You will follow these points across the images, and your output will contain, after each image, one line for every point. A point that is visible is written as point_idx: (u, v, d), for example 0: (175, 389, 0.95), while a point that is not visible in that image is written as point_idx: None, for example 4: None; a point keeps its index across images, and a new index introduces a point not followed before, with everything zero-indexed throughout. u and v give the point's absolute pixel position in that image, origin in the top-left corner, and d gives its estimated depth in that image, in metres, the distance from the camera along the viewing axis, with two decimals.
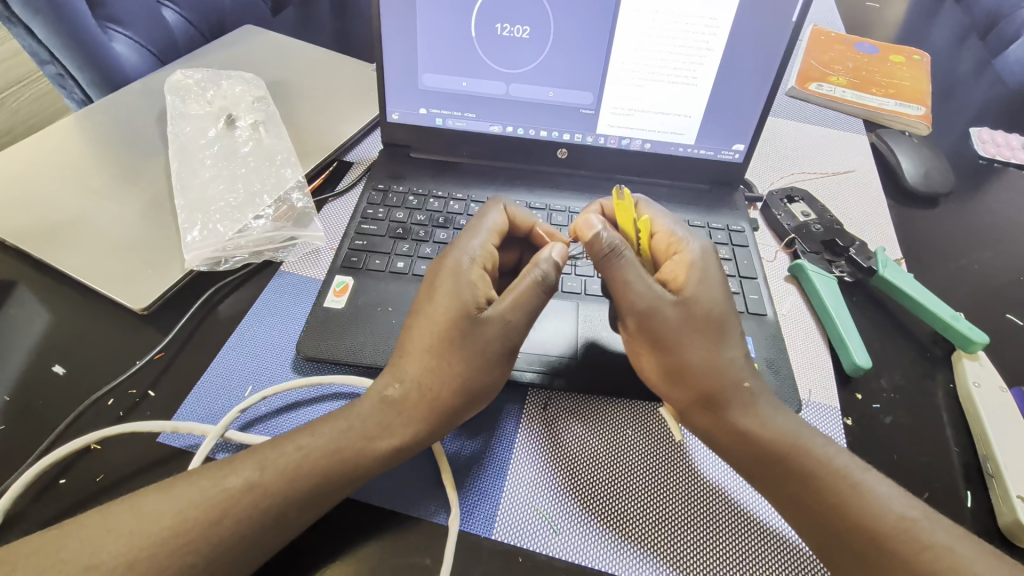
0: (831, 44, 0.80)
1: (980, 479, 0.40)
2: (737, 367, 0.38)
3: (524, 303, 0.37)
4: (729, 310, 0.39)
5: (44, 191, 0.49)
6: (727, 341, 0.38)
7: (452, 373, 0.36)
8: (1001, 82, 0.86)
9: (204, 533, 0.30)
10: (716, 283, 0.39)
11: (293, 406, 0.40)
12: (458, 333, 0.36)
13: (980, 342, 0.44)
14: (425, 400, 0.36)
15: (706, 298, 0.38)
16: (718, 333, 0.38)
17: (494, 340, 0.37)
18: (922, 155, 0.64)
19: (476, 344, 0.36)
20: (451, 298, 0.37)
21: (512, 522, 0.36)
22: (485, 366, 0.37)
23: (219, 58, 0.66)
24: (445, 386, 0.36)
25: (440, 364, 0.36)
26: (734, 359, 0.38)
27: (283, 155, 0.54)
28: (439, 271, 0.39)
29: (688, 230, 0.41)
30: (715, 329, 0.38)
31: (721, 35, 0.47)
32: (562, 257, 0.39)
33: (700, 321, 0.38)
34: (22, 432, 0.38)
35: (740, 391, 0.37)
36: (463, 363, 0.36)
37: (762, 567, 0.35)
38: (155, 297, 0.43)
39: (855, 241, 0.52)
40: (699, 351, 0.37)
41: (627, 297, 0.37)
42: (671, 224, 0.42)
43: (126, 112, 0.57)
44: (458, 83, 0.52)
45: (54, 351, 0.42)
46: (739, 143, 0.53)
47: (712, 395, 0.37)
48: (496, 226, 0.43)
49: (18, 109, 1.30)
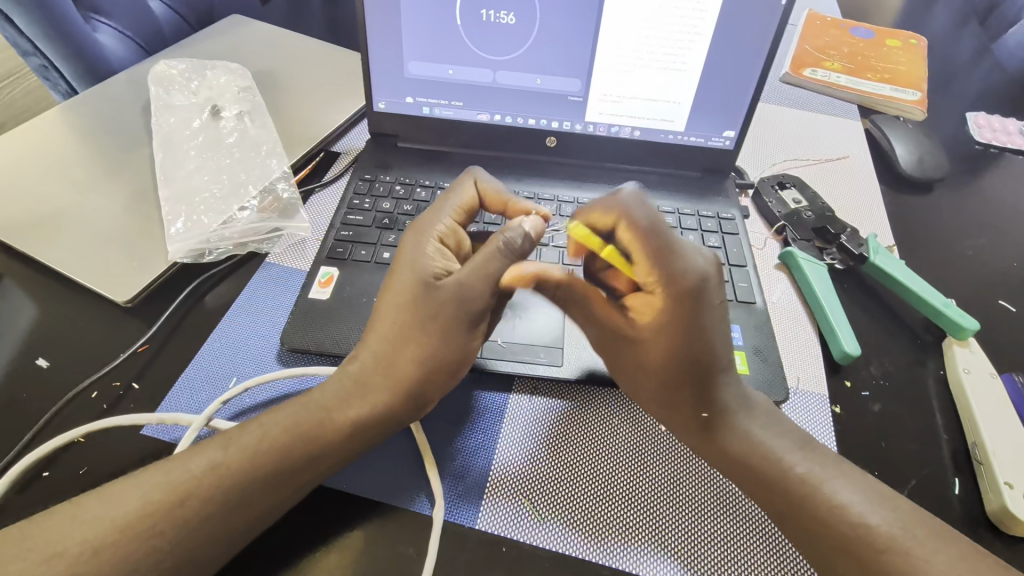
0: (827, 29, 0.79)
1: (969, 466, 0.39)
2: (704, 400, 0.37)
3: (479, 280, 0.37)
4: (700, 350, 0.37)
5: (27, 185, 0.49)
6: (701, 370, 0.37)
7: (412, 343, 0.37)
8: (1000, 67, 0.85)
9: (180, 527, 0.29)
10: (697, 319, 0.37)
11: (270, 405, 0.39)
12: (419, 304, 0.37)
13: (971, 329, 0.44)
14: (395, 377, 0.36)
15: (664, 340, 0.37)
16: (691, 367, 0.37)
17: (451, 314, 0.37)
18: (916, 141, 0.63)
19: (432, 311, 0.37)
20: (409, 269, 0.38)
21: (498, 510, 0.36)
22: (443, 333, 0.37)
23: (207, 48, 0.65)
24: (409, 360, 0.37)
25: (400, 336, 0.37)
26: (700, 383, 0.37)
27: (268, 145, 0.53)
28: (411, 247, 0.39)
29: (680, 256, 0.37)
30: (681, 364, 0.37)
31: (710, 18, 0.46)
32: (537, 229, 0.40)
33: (656, 357, 0.38)
34: (5, 425, 0.38)
35: (699, 424, 0.37)
36: (419, 331, 0.37)
37: (755, 569, 0.34)
38: (139, 290, 0.43)
39: (846, 228, 0.51)
40: (650, 381, 0.38)
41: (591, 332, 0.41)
42: (656, 252, 0.37)
43: (111, 103, 0.57)
44: (445, 71, 0.51)
45: (38, 344, 0.41)
46: (730, 130, 0.52)
47: (665, 417, 0.39)
48: (463, 204, 0.43)
49: (12, 102, 1.30)
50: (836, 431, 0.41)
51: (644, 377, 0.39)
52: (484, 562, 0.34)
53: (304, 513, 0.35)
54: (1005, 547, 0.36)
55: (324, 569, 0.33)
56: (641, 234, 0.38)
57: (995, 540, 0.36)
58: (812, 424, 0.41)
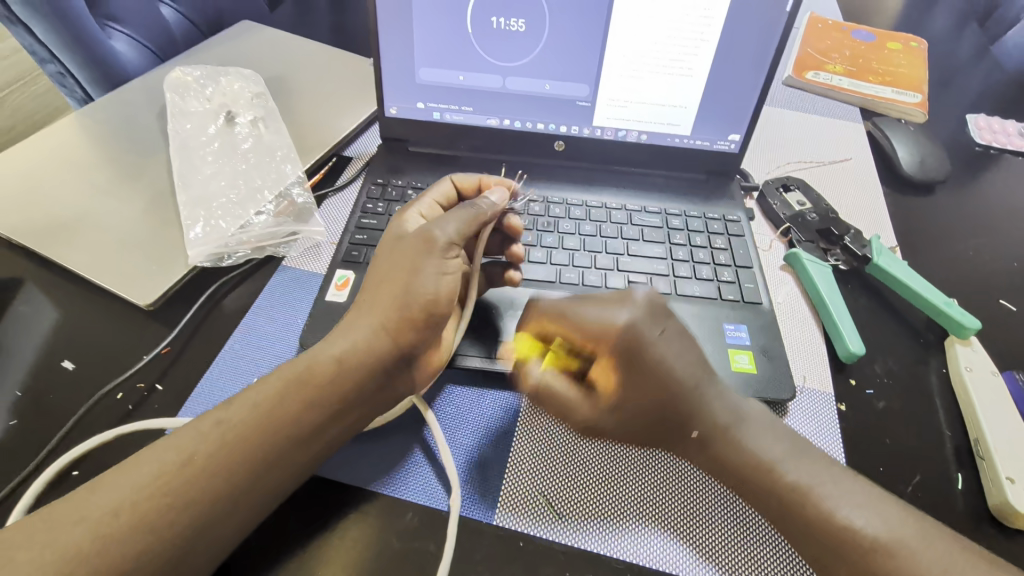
0: (828, 32, 0.80)
1: (972, 462, 0.40)
2: (689, 419, 0.36)
3: (451, 224, 0.39)
4: (673, 383, 0.36)
5: (48, 191, 0.50)
6: (673, 402, 0.36)
7: (385, 279, 0.38)
8: (999, 68, 0.86)
9: (206, 522, 0.30)
10: (652, 356, 0.37)
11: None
12: (391, 252, 0.39)
13: (972, 328, 0.45)
14: (374, 321, 0.36)
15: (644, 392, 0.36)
16: (662, 406, 0.36)
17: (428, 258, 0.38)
18: (917, 143, 0.64)
19: (401, 253, 0.39)
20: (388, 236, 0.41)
21: (515, 506, 0.37)
22: (423, 273, 0.37)
23: (219, 54, 0.66)
24: (388, 307, 0.37)
25: (376, 278, 0.38)
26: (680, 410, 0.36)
27: (282, 151, 0.54)
28: (392, 222, 0.43)
29: (601, 305, 0.38)
30: (654, 407, 0.36)
31: (716, 25, 0.48)
32: (499, 197, 0.43)
33: (640, 415, 0.36)
34: (33, 426, 0.39)
35: (688, 440, 0.36)
36: (391, 270, 0.38)
37: (764, 568, 0.35)
38: (160, 294, 0.44)
39: (850, 229, 0.52)
40: (641, 436, 0.37)
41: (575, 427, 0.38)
42: (565, 311, 0.39)
43: (128, 110, 0.58)
44: (455, 77, 0.53)
45: (63, 347, 0.43)
46: (735, 134, 0.54)
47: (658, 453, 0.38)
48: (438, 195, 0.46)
49: (19, 106, 1.30)
50: (842, 429, 0.42)
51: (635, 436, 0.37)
52: (502, 556, 0.35)
53: (326, 512, 0.36)
54: (1007, 540, 0.37)
55: (346, 564, 0.34)
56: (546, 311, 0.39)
57: (997, 534, 0.37)
58: (818, 421, 0.42)
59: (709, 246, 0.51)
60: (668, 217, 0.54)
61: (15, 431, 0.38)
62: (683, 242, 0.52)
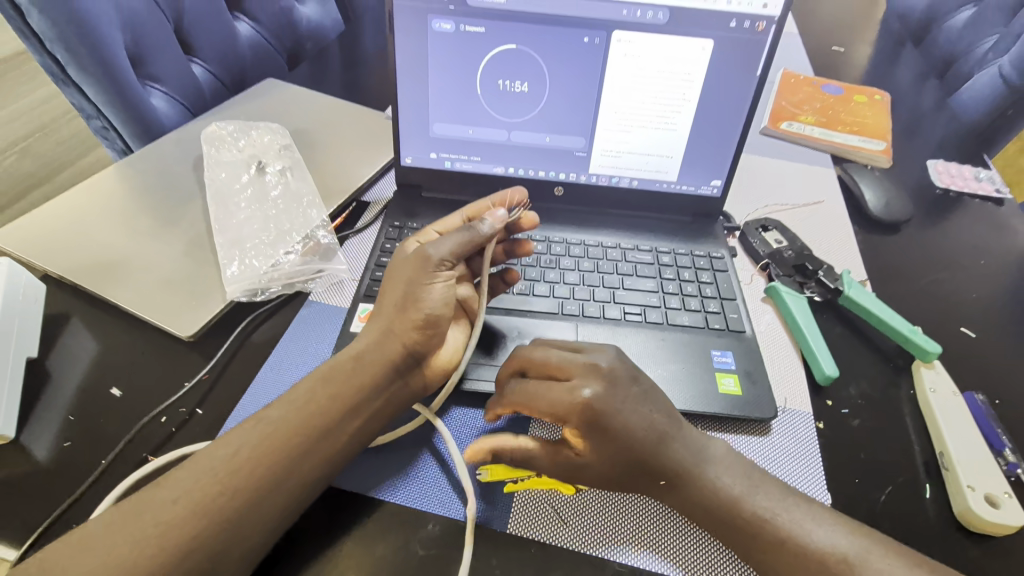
0: (800, 87, 0.88)
1: (939, 473, 0.44)
2: (657, 469, 0.39)
3: (446, 245, 0.43)
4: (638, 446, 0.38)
5: (95, 233, 0.54)
6: (639, 460, 0.39)
7: (394, 293, 0.44)
8: (958, 117, 0.94)
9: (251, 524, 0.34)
10: (613, 431, 0.38)
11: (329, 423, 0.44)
12: (397, 269, 0.45)
13: (934, 352, 0.50)
14: (383, 332, 0.43)
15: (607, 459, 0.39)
16: (630, 464, 0.39)
17: (426, 276, 0.43)
18: (883, 186, 0.71)
19: (405, 270, 0.44)
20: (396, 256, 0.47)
21: (525, 515, 0.40)
22: (423, 288, 0.43)
23: (248, 109, 0.72)
24: (397, 319, 0.43)
25: (389, 292, 0.45)
26: (647, 463, 0.39)
27: (308, 197, 0.60)
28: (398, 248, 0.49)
29: (561, 393, 0.39)
30: (622, 462, 0.39)
31: (696, 86, 0.55)
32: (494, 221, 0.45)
33: (608, 471, 0.39)
34: (84, 447, 0.42)
35: (656, 485, 0.39)
36: (399, 285, 0.44)
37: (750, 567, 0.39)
38: (200, 326, 0.48)
39: (823, 265, 0.58)
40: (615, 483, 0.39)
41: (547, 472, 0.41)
42: (535, 399, 0.39)
43: (166, 161, 0.64)
44: (465, 131, 0.59)
45: (110, 376, 0.46)
46: (716, 179, 0.60)
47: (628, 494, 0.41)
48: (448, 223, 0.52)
49: (42, 152, 1.37)
50: (820, 444, 0.46)
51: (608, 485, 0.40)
52: (514, 562, 0.38)
53: (355, 523, 0.39)
54: (972, 544, 0.41)
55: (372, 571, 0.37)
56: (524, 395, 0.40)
57: (963, 538, 0.41)
58: (799, 438, 0.46)
59: (696, 280, 0.56)
60: (658, 254, 0.59)
61: (68, 452, 0.42)
62: (672, 277, 0.57)
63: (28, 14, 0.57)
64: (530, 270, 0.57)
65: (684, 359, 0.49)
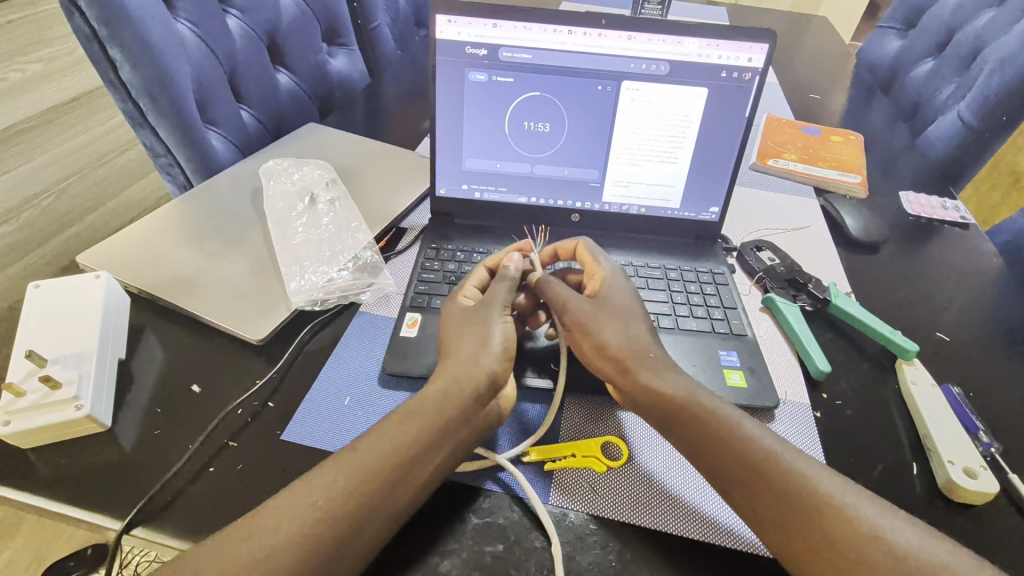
0: (783, 128, 0.98)
1: (923, 454, 0.51)
2: (643, 339, 0.51)
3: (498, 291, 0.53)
4: (632, 307, 0.54)
5: (169, 254, 0.61)
6: (632, 321, 0.52)
7: (464, 337, 0.49)
8: (925, 155, 1.05)
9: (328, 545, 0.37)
10: (623, 286, 0.55)
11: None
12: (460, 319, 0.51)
13: (912, 350, 0.57)
14: (463, 362, 0.47)
15: (615, 298, 0.54)
16: (625, 320, 0.52)
17: (492, 314, 0.51)
18: (862, 213, 0.79)
19: (470, 319, 0.51)
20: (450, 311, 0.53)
21: (563, 489, 0.46)
22: (493, 328, 0.50)
23: (294, 149, 0.81)
24: (474, 349, 0.48)
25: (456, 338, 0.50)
26: (627, 332, 0.51)
27: (356, 223, 0.67)
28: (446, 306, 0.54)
29: (600, 254, 0.58)
30: (623, 312, 0.53)
31: (694, 126, 0.64)
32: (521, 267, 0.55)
33: (611, 310, 0.53)
34: (172, 435, 0.48)
35: (644, 352, 0.50)
36: (468, 329, 0.50)
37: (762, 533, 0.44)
38: (268, 331, 0.55)
39: (812, 279, 0.65)
40: (617, 330, 0.51)
41: (561, 302, 0.53)
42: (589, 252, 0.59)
43: (226, 193, 0.71)
44: (494, 165, 0.67)
45: (189, 375, 0.52)
46: (714, 206, 0.68)
47: (622, 360, 0.50)
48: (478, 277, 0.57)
49: (77, 193, 1.46)
50: (819, 430, 0.52)
51: (609, 327, 0.52)
52: (557, 529, 0.43)
53: None
54: (956, 511, 0.46)
55: (433, 537, 0.43)
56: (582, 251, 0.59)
57: (947, 507, 0.47)
58: (800, 425, 0.52)
59: (701, 292, 0.64)
60: (666, 270, 0.67)
61: (158, 439, 0.47)
62: (680, 289, 0.64)
63: (121, 67, 0.67)
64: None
65: (694, 358, 0.56)
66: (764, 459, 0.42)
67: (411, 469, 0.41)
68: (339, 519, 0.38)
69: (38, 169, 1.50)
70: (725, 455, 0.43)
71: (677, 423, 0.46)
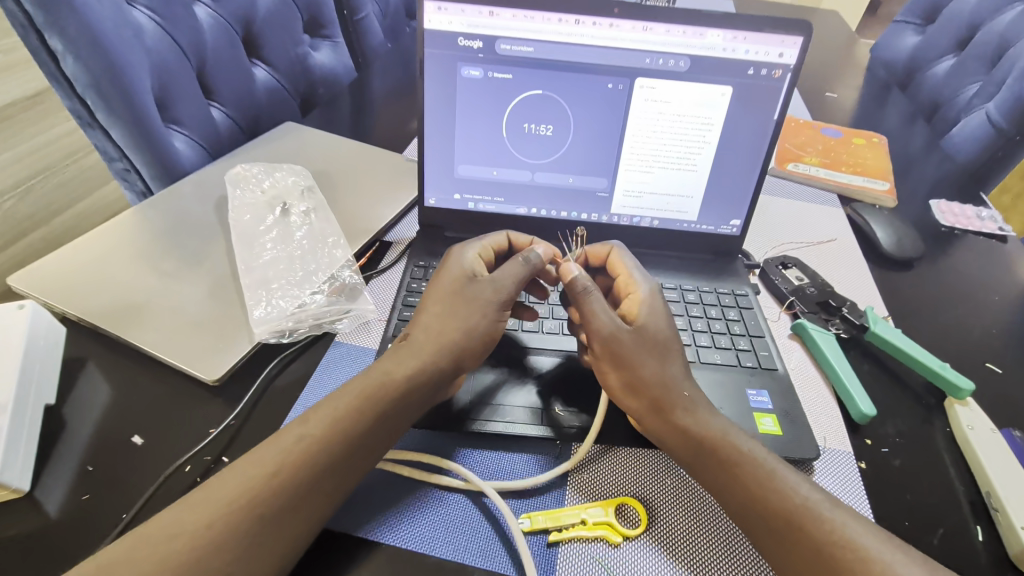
0: (801, 129, 0.91)
1: (987, 514, 0.44)
2: (680, 379, 0.43)
3: (509, 267, 0.47)
4: (671, 338, 0.46)
5: (117, 276, 0.53)
6: (671, 356, 0.44)
7: (457, 314, 0.45)
8: (950, 158, 0.99)
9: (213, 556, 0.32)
10: (664, 312, 0.47)
11: (369, 493, 0.41)
12: (461, 288, 0.46)
13: (967, 389, 0.50)
14: (432, 345, 0.43)
15: (655, 327, 0.46)
16: (665, 354, 0.44)
17: (488, 295, 0.45)
18: (894, 225, 0.72)
19: (470, 293, 0.45)
20: (456, 268, 0.47)
21: (569, 567, 0.38)
22: (479, 307, 0.45)
23: (268, 151, 0.73)
24: (447, 332, 0.44)
25: (449, 310, 0.45)
26: (667, 373, 0.43)
27: (333, 237, 0.60)
28: (451, 253, 0.49)
29: (641, 273, 0.50)
30: (663, 345, 0.45)
31: (715, 130, 0.56)
32: (547, 255, 0.49)
33: (650, 343, 0.44)
34: (105, 500, 0.40)
35: (683, 397, 0.42)
36: (462, 307, 0.45)
37: None
38: (225, 370, 0.47)
39: (846, 302, 0.59)
40: (653, 366, 0.43)
41: (596, 323, 0.44)
42: (630, 269, 0.50)
43: (187, 202, 0.63)
44: (489, 172, 0.60)
45: (131, 423, 0.45)
46: (736, 219, 0.61)
47: (659, 403, 0.42)
48: (498, 241, 0.52)
49: (44, 194, 1.38)
50: (865, 485, 0.45)
51: (645, 362, 0.43)
52: None
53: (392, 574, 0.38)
54: None
55: None
56: (621, 265, 0.51)
57: None
58: (844, 480, 0.45)
59: (723, 318, 0.57)
60: (683, 292, 0.59)
61: (87, 505, 0.40)
62: (699, 315, 0.57)
63: (62, 59, 0.59)
64: (542, 307, 0.55)
65: (719, 397, 0.49)
66: (806, 519, 0.35)
67: (276, 524, 0.34)
68: (235, 525, 0.33)
69: (2, 168, 1.41)
70: (764, 509, 0.36)
71: (715, 462, 0.39)
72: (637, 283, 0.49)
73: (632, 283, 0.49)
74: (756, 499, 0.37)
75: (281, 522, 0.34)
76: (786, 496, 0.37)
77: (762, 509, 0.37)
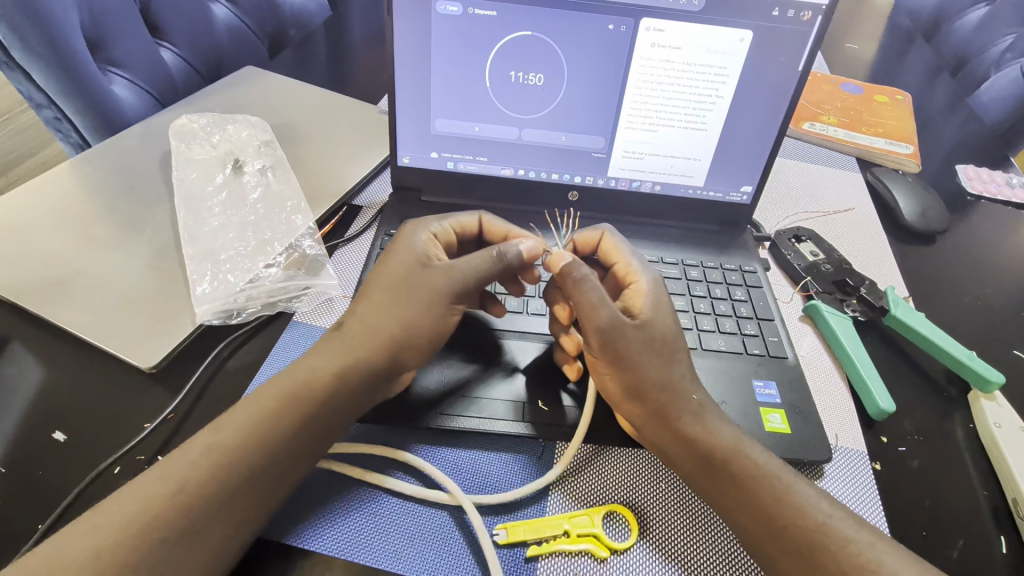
0: (819, 84, 0.82)
1: (1011, 523, 0.40)
2: (687, 381, 0.39)
3: (472, 256, 0.41)
4: (678, 334, 0.40)
5: (40, 244, 0.47)
6: (677, 355, 0.39)
7: (403, 310, 0.39)
8: (978, 118, 0.91)
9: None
10: (669, 305, 0.42)
11: (327, 499, 0.37)
12: (411, 278, 0.40)
13: (997, 382, 0.45)
14: (370, 336, 0.38)
15: (662, 323, 0.40)
16: (671, 353, 0.39)
17: (442, 288, 0.40)
18: (918, 193, 0.66)
19: (421, 286, 0.40)
20: (410, 252, 0.41)
21: None
22: (431, 299, 0.40)
23: (223, 99, 0.65)
24: (387, 325, 0.39)
25: (394, 303, 0.39)
26: (674, 375, 0.38)
27: (293, 201, 0.53)
28: (404, 229, 0.44)
29: (644, 261, 0.44)
30: (668, 342, 0.40)
31: (731, 83, 0.49)
32: (531, 251, 0.42)
33: (655, 341, 0.39)
34: (22, 506, 0.35)
35: (691, 400, 0.38)
36: (410, 302, 0.39)
37: None
38: (163, 356, 0.41)
39: (865, 281, 0.52)
40: (656, 368, 0.38)
41: (595, 317, 0.38)
42: (631, 256, 0.44)
43: (125, 157, 0.56)
44: (469, 128, 0.52)
45: (52, 416, 0.39)
46: (747, 185, 0.54)
47: (664, 406, 0.37)
48: (465, 223, 0.46)
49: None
50: (879, 490, 0.41)
51: (649, 362, 0.38)
52: None
53: None
54: None
55: None
56: (618, 250, 0.45)
57: None
58: (856, 484, 0.41)
59: (729, 298, 0.51)
60: (686, 268, 0.53)
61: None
62: (702, 294, 0.51)
63: None
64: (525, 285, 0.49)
65: (722, 389, 0.44)
66: (821, 540, 0.32)
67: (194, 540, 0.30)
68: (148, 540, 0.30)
69: None
70: (778, 527, 0.33)
71: (723, 476, 0.35)
72: (639, 272, 0.43)
73: (634, 272, 0.43)
74: (770, 516, 0.34)
75: (200, 547, 0.31)
76: (802, 514, 0.33)
77: (773, 526, 0.33)
